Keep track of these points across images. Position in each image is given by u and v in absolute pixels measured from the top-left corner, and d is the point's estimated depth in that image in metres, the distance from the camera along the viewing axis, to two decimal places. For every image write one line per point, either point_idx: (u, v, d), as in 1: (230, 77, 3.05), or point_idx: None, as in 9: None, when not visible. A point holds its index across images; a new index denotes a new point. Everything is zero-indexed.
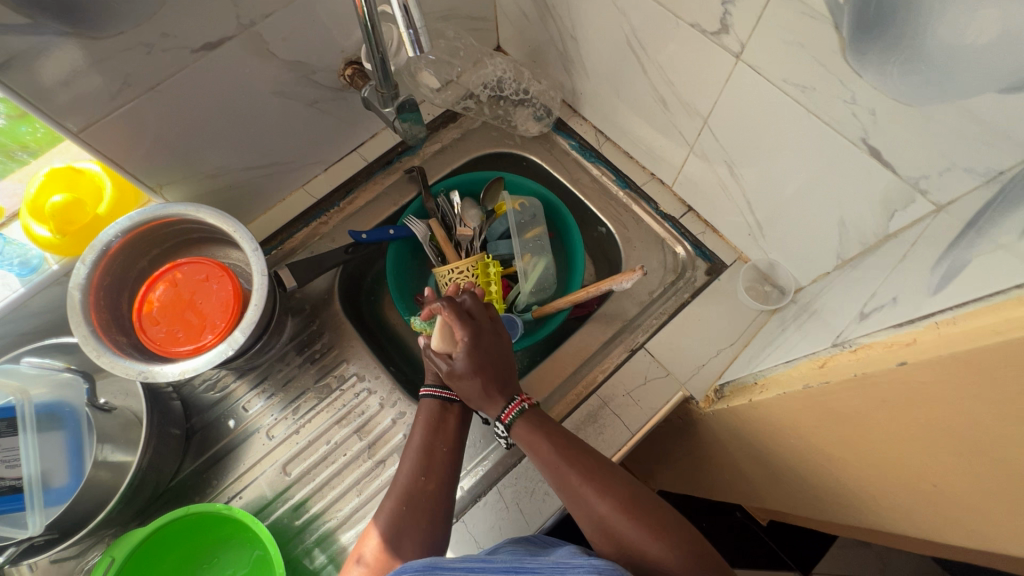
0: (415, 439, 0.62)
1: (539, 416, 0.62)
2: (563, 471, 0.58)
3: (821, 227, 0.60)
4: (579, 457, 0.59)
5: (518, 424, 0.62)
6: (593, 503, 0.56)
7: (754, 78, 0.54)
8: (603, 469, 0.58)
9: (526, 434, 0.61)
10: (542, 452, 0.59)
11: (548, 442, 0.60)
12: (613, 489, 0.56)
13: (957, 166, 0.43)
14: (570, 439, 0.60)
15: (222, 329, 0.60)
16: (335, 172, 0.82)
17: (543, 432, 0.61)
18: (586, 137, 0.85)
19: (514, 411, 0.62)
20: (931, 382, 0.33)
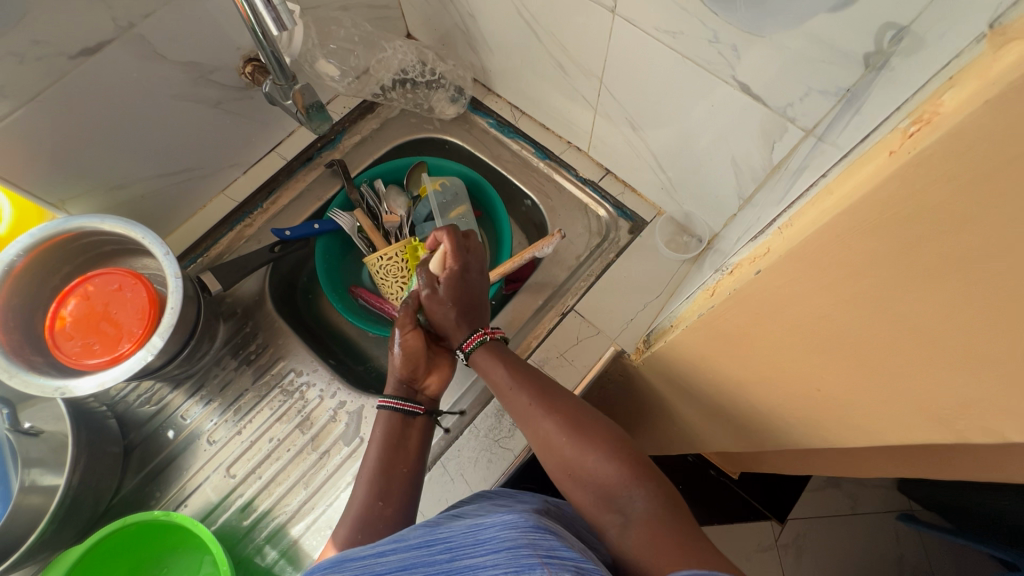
0: (369, 457, 0.60)
1: (502, 346, 0.63)
2: (513, 395, 0.58)
3: (720, 170, 0.62)
4: (530, 374, 0.59)
5: (478, 352, 0.63)
6: (538, 422, 0.55)
7: (631, 31, 0.56)
8: (556, 393, 0.58)
9: (485, 358, 0.62)
10: (499, 373, 0.60)
11: (505, 367, 0.60)
12: (563, 407, 0.56)
13: (812, 90, 0.45)
14: (522, 364, 0.60)
15: (139, 335, 0.59)
16: (255, 174, 0.82)
17: (501, 357, 0.61)
18: (502, 113, 0.86)
19: (476, 340, 0.63)
20: (784, 284, 0.35)
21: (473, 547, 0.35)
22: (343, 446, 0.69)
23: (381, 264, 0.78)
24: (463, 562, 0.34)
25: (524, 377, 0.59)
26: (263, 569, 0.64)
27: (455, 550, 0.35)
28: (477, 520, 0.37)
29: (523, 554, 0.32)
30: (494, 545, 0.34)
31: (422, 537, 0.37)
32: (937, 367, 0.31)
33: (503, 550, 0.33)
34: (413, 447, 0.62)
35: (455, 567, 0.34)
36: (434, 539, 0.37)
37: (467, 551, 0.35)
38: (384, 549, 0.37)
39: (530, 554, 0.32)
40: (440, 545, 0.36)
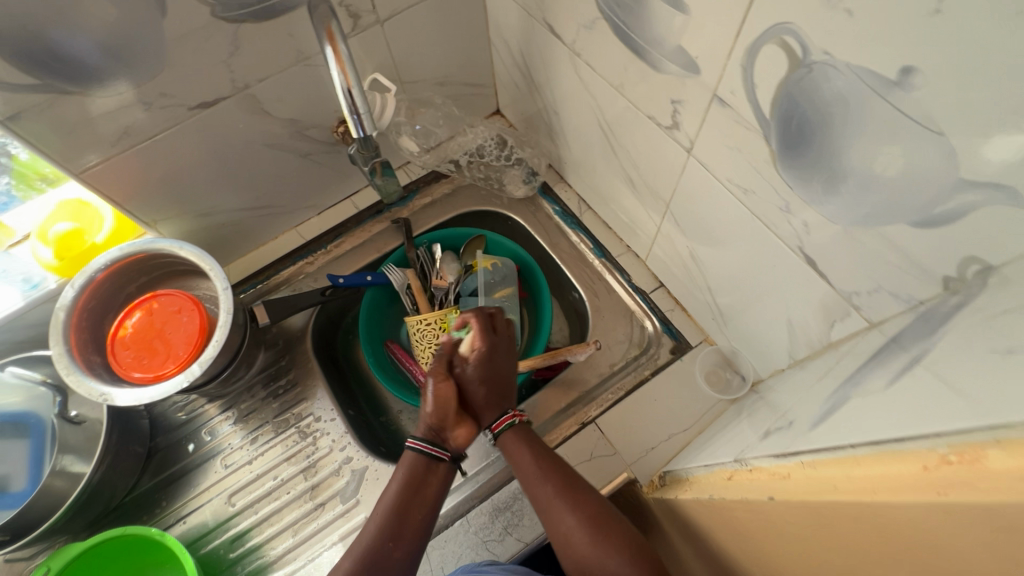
0: (388, 494, 0.58)
1: (528, 430, 0.63)
2: (536, 482, 0.59)
3: (774, 324, 0.59)
4: (554, 464, 0.60)
5: (507, 433, 0.62)
6: (562, 515, 0.56)
7: (703, 173, 0.55)
8: (580, 484, 0.59)
9: (512, 442, 0.62)
10: (525, 461, 0.60)
11: (530, 452, 0.61)
12: (586, 504, 0.57)
13: (883, 288, 0.42)
14: (550, 454, 0.61)
15: (182, 359, 0.64)
16: (327, 216, 0.87)
17: (528, 446, 0.61)
18: (569, 203, 0.87)
19: (506, 421, 0.62)
20: (796, 524, 0.31)
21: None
22: (338, 503, 0.69)
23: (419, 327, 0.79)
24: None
25: (549, 467, 0.59)
26: None
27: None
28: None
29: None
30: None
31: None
32: None
33: None
34: (432, 487, 0.59)
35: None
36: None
37: None
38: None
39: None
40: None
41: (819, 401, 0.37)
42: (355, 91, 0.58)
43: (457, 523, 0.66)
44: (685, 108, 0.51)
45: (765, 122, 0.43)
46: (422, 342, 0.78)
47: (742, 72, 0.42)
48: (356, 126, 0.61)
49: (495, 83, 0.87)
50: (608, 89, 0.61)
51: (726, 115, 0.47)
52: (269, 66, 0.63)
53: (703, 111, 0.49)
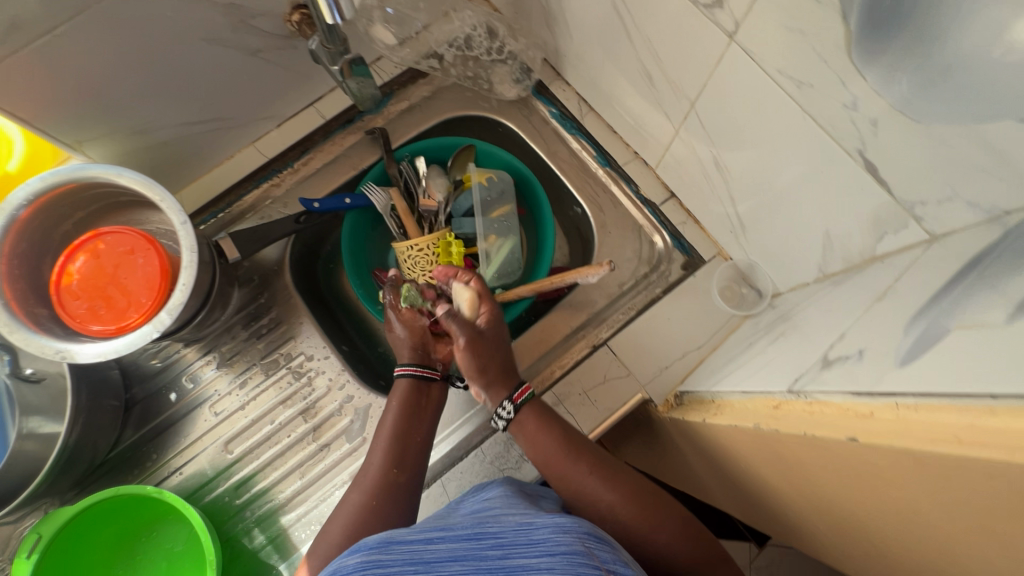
0: (387, 420, 0.59)
1: (546, 408, 0.58)
2: (564, 466, 0.55)
3: (806, 236, 0.54)
4: (577, 444, 0.56)
5: (527, 409, 0.58)
6: (599, 494, 0.53)
7: (747, 64, 0.46)
8: (608, 461, 0.56)
9: (531, 428, 0.57)
10: (548, 448, 0.56)
11: (552, 437, 0.56)
12: (618, 480, 0.54)
13: (958, 197, 0.37)
14: (571, 432, 0.57)
15: (147, 308, 0.55)
16: (289, 129, 0.75)
17: (548, 424, 0.57)
18: (567, 105, 0.77)
19: (528, 393, 0.58)
20: (881, 466, 0.29)
21: (525, 547, 0.37)
22: (344, 442, 0.66)
23: (410, 254, 0.71)
24: (515, 560, 0.37)
25: (576, 450, 0.56)
26: (250, 551, 0.63)
27: (507, 548, 0.38)
28: (524, 521, 0.40)
29: (582, 561, 0.36)
30: (549, 547, 0.37)
31: (469, 532, 0.39)
32: None
33: (557, 554, 0.36)
34: (428, 406, 0.61)
35: (506, 564, 0.36)
36: (481, 534, 0.39)
37: (517, 550, 0.37)
38: (431, 537, 0.38)
39: (587, 563, 0.35)
40: (489, 542, 0.38)
41: (895, 329, 0.34)
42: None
43: (471, 454, 0.64)
44: None
45: None
46: (416, 270, 0.71)
47: None
48: (330, 11, 0.50)
49: None
50: None
51: None
52: None
53: None
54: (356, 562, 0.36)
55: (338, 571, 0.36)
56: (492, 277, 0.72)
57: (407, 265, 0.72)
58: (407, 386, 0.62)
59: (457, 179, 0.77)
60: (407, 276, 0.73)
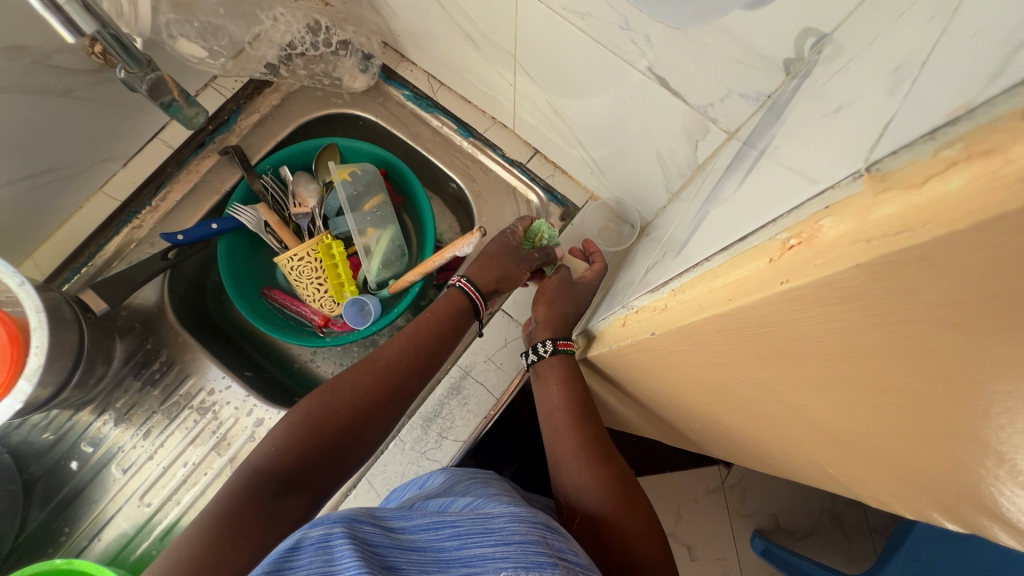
0: (413, 334, 0.57)
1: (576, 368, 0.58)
2: (561, 432, 0.55)
3: (646, 162, 0.57)
4: (586, 416, 0.56)
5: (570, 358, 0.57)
6: (581, 467, 0.53)
7: (536, 7, 0.48)
8: (606, 445, 0.55)
9: (546, 380, 0.57)
10: (559, 410, 0.56)
11: (565, 403, 0.56)
12: (606, 465, 0.53)
13: (732, 92, 0.40)
14: (585, 402, 0.56)
15: (2, 381, 0.52)
16: (137, 167, 0.72)
17: (568, 382, 0.57)
18: (418, 84, 0.77)
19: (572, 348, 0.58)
20: (677, 351, 0.31)
21: (481, 535, 0.34)
22: None
23: (294, 266, 0.70)
24: (471, 550, 0.33)
25: (582, 425, 0.55)
26: None
27: (465, 535, 0.34)
28: (483, 508, 0.37)
29: (536, 550, 0.33)
30: (504, 537, 0.33)
31: (430, 517, 0.35)
32: (832, 446, 0.28)
33: (512, 544, 0.33)
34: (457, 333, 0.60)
35: (463, 555, 0.33)
36: (443, 519, 0.35)
37: (475, 539, 0.34)
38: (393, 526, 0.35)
39: (541, 552, 0.33)
40: (449, 530, 0.34)
41: (688, 226, 0.36)
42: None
43: (392, 445, 0.64)
44: None
45: None
46: (303, 279, 0.70)
47: None
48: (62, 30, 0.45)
49: None
50: None
51: None
52: None
53: None
54: (319, 535, 0.31)
55: (299, 543, 0.31)
56: (379, 269, 0.71)
57: (293, 276, 0.71)
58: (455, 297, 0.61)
59: (325, 179, 0.75)
60: (296, 287, 0.72)
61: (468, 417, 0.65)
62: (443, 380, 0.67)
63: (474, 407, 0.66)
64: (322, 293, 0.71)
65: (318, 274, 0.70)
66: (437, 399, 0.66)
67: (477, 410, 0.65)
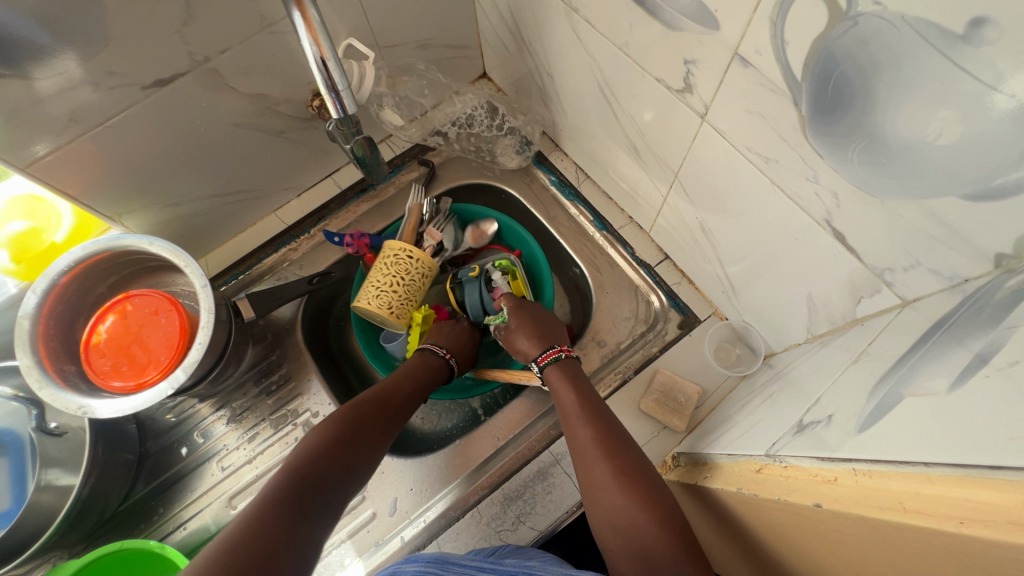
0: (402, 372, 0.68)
1: (586, 395, 0.61)
2: (607, 492, 0.53)
3: (791, 299, 0.56)
4: (633, 472, 0.53)
5: (554, 369, 0.64)
6: (607, 491, 0.53)
7: (719, 140, 0.50)
8: (635, 460, 0.55)
9: (565, 394, 0.62)
10: (603, 468, 0.54)
11: (608, 463, 0.54)
12: (636, 482, 0.52)
13: (921, 265, 0.39)
14: (611, 430, 0.57)
15: (166, 365, 0.59)
16: (308, 199, 0.82)
17: (588, 413, 0.59)
18: (566, 173, 0.82)
19: (552, 356, 0.65)
20: (846, 534, 0.29)
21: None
22: None
23: (390, 263, 0.69)
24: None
25: (630, 480, 0.52)
26: None
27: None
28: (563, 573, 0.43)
29: None
30: None
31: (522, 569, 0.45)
32: None
33: None
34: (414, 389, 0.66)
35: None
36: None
37: None
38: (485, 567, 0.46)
39: None
40: None
41: (861, 394, 0.35)
42: (332, 64, 0.47)
43: (468, 515, 0.64)
44: (699, 69, 0.46)
45: (795, 83, 0.39)
46: (392, 267, 0.68)
47: (770, 27, 0.37)
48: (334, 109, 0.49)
49: (481, 43, 0.80)
50: (611, 50, 0.56)
51: (747, 76, 0.42)
52: (231, 34, 0.56)
53: (722, 71, 0.44)
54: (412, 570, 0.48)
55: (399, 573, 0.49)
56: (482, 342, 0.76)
57: (386, 256, 0.69)
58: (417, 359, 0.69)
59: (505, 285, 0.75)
60: (376, 271, 0.69)
61: (549, 507, 0.64)
62: (531, 462, 0.66)
63: (556, 499, 0.64)
64: (390, 289, 0.68)
65: (394, 287, 0.68)
66: (521, 480, 0.65)
67: (559, 502, 0.64)
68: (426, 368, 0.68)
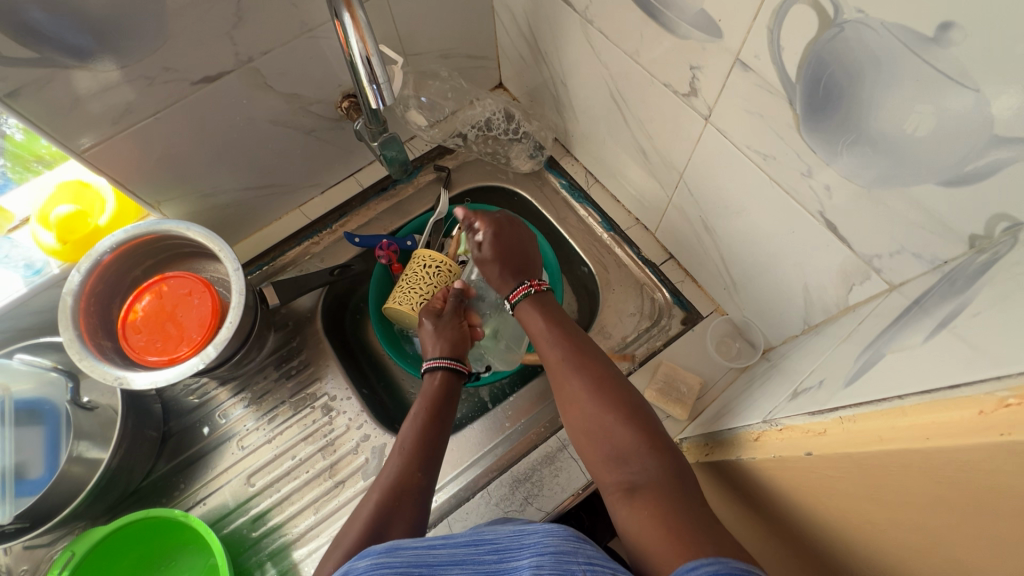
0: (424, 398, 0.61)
1: (549, 307, 0.62)
2: (578, 405, 0.54)
3: (788, 291, 0.60)
4: (607, 385, 0.54)
5: (524, 303, 0.63)
6: (577, 403, 0.54)
7: (722, 140, 0.54)
8: (601, 370, 0.55)
9: (532, 314, 0.62)
10: (579, 386, 0.54)
11: (578, 376, 0.55)
12: (604, 389, 0.53)
13: (906, 250, 0.43)
14: (574, 343, 0.58)
15: (198, 342, 0.63)
16: (331, 196, 0.86)
17: (554, 325, 0.60)
18: (576, 176, 0.86)
19: (521, 291, 0.63)
20: (835, 476, 0.32)
21: (518, 550, 0.38)
22: (359, 479, 0.70)
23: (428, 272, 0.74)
24: (509, 564, 0.37)
25: (603, 391, 0.53)
26: None
27: (502, 551, 0.38)
28: (520, 527, 0.40)
29: (569, 560, 0.36)
30: (537, 550, 0.37)
31: (470, 537, 0.40)
32: None
33: (546, 554, 0.36)
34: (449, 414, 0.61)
35: (501, 567, 0.37)
36: (482, 539, 0.40)
37: (511, 555, 0.38)
38: (434, 543, 0.39)
39: (574, 561, 0.36)
40: (487, 546, 0.39)
41: (849, 360, 0.38)
42: (376, 60, 0.50)
43: (478, 495, 0.67)
44: (704, 73, 0.51)
45: (790, 84, 0.43)
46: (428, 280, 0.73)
47: (768, 34, 0.42)
48: (375, 100, 0.51)
49: (498, 54, 0.86)
50: (622, 58, 0.60)
51: (747, 79, 0.47)
52: (273, 37, 0.61)
53: (725, 75, 0.49)
54: (366, 565, 0.36)
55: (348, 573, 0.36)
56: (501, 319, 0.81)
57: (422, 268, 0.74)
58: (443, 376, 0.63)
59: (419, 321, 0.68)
60: (413, 278, 0.74)
61: (556, 489, 0.66)
62: (540, 447, 0.69)
63: (563, 482, 0.67)
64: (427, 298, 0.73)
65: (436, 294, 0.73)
66: (529, 464, 0.68)
67: (566, 485, 0.66)
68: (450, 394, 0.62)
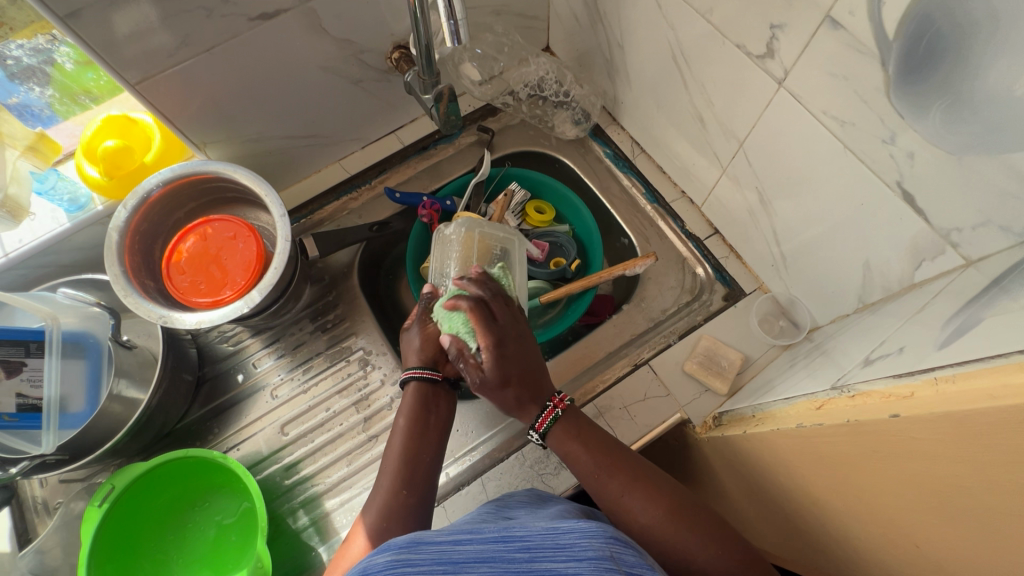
0: (405, 402, 0.60)
1: (576, 421, 0.58)
2: (653, 538, 0.49)
3: (846, 268, 0.58)
4: (679, 507, 0.50)
5: (555, 429, 0.57)
6: (635, 513, 0.51)
7: (795, 107, 0.53)
8: (646, 475, 0.53)
9: (565, 440, 0.57)
10: (649, 512, 0.50)
11: (648, 509, 0.51)
12: (667, 496, 0.51)
13: (992, 222, 0.41)
14: (606, 442, 0.56)
15: (242, 287, 0.63)
16: (371, 151, 0.85)
17: (579, 441, 0.56)
18: (621, 146, 0.85)
19: (549, 418, 0.57)
20: (921, 439, 0.32)
21: (553, 551, 0.33)
22: (392, 435, 0.70)
23: None
24: (542, 564, 0.32)
25: (681, 514, 0.50)
26: (293, 531, 0.66)
27: (535, 550, 0.33)
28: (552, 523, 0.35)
29: (607, 566, 0.32)
30: (575, 553, 0.33)
31: (498, 533, 0.34)
32: None
33: (584, 559, 0.32)
34: (435, 426, 0.59)
35: (533, 569, 0.32)
36: (511, 535, 0.34)
37: (545, 554, 0.33)
38: (459, 537, 0.34)
39: (614, 567, 0.32)
40: (517, 543, 0.33)
41: (934, 329, 0.37)
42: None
43: (512, 456, 0.67)
44: (785, 33, 0.49)
45: (885, 43, 0.41)
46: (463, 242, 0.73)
47: None
48: (450, 37, 0.50)
49: (550, 15, 0.83)
50: (693, 18, 0.58)
51: (836, 38, 0.45)
52: None
53: (810, 35, 0.47)
54: (385, 562, 0.31)
55: (364, 570, 0.31)
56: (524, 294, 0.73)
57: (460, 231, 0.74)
58: (417, 387, 0.60)
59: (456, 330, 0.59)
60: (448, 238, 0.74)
61: None
62: None
63: None
64: None
65: None
66: None
67: None
68: (428, 397, 0.60)
